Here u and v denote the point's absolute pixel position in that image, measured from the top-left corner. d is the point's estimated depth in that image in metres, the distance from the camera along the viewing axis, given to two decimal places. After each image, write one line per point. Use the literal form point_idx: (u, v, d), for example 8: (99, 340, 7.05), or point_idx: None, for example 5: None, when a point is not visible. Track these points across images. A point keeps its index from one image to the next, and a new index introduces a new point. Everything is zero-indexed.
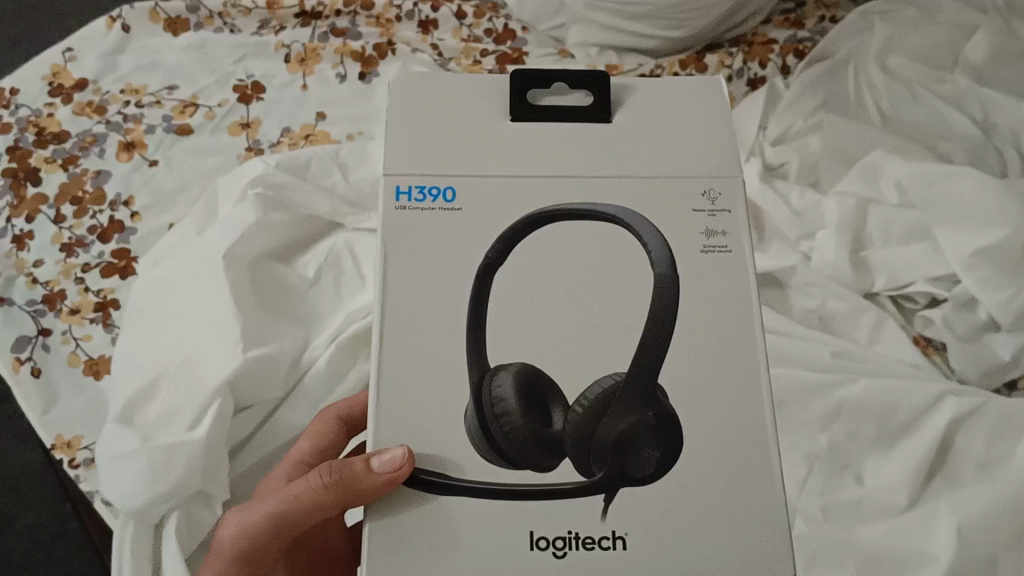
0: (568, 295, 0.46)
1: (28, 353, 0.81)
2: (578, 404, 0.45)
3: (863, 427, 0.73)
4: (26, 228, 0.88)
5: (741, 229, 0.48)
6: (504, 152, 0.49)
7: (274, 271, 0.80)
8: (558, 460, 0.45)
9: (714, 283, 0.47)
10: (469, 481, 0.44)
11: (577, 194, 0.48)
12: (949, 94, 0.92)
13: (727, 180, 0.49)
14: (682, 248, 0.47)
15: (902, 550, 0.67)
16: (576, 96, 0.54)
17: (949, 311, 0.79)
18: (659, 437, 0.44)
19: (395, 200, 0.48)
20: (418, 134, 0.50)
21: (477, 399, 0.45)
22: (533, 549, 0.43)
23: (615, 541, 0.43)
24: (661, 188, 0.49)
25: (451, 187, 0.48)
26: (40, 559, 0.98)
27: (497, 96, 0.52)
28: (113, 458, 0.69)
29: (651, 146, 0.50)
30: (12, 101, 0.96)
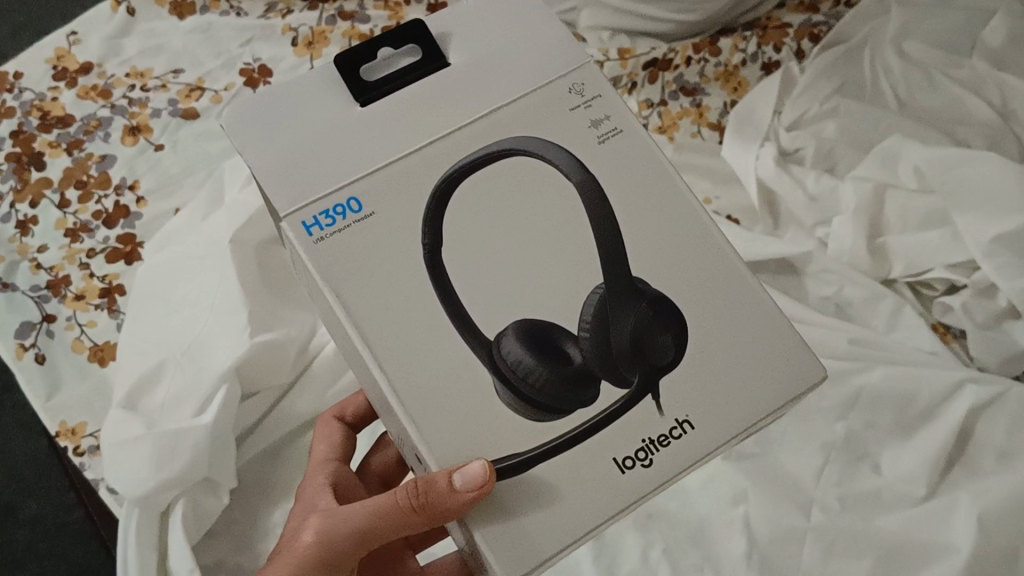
0: (535, 221, 0.45)
1: (32, 339, 0.80)
2: (582, 330, 0.44)
3: (881, 416, 0.72)
4: (30, 213, 0.87)
5: (620, 109, 0.49)
6: (430, 103, 0.47)
7: (282, 256, 0.79)
8: (596, 387, 0.44)
9: (638, 165, 0.48)
10: (527, 447, 0.43)
11: (497, 126, 0.47)
12: (968, 80, 0.90)
13: (585, 67, 0.50)
14: (585, 148, 0.48)
15: (922, 541, 0.65)
16: (406, 55, 0.52)
17: (969, 298, 0.77)
18: (662, 322, 0.45)
19: (309, 236, 0.44)
20: (295, 157, 0.45)
21: (496, 374, 0.43)
22: (624, 471, 0.43)
23: (683, 426, 0.44)
24: (545, 100, 0.48)
25: (354, 196, 0.45)
26: (44, 550, 0.97)
27: (332, 86, 0.48)
28: (116, 446, 0.68)
29: (503, 69, 0.49)
30: (15, 85, 0.95)
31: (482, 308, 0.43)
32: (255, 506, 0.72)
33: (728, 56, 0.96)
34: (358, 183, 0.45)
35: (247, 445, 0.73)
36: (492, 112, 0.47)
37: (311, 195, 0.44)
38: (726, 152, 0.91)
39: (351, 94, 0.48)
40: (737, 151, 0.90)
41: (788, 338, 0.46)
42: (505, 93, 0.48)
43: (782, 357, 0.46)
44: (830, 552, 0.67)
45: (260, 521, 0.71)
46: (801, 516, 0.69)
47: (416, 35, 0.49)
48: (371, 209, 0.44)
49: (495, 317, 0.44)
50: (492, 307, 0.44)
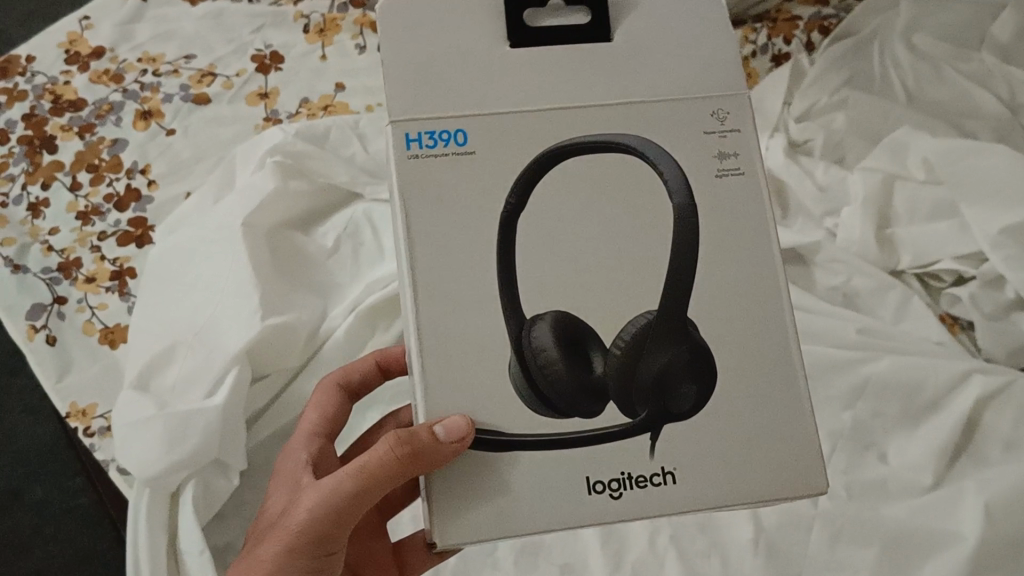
0: (596, 236, 0.45)
1: (43, 321, 0.81)
2: (616, 345, 0.44)
3: (888, 406, 0.72)
4: (41, 195, 0.87)
5: (752, 148, 0.48)
6: (558, 64, 0.47)
7: (293, 240, 0.79)
8: (601, 405, 0.44)
9: (736, 206, 0.47)
10: (517, 434, 0.43)
11: (620, 117, 0.47)
12: (976, 73, 0.90)
13: (737, 97, 0.48)
14: (698, 175, 0.47)
15: (929, 529, 0.66)
16: (574, 14, 0.49)
17: (976, 289, 0.77)
18: (694, 373, 0.44)
19: (406, 149, 0.45)
20: (427, 77, 0.46)
21: (518, 353, 0.44)
22: (590, 493, 0.43)
23: (666, 476, 0.44)
24: (680, 109, 0.47)
25: (462, 129, 0.46)
26: (50, 534, 0.97)
27: (491, 18, 0.47)
28: (127, 425, 0.68)
29: (656, 61, 0.48)
30: (27, 68, 0.95)
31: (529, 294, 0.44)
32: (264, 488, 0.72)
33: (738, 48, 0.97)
34: (468, 118, 0.46)
35: (257, 428, 0.73)
36: (621, 102, 0.47)
37: (422, 113, 0.46)
38: None
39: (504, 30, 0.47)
40: None
41: (808, 453, 0.45)
42: (643, 87, 0.47)
43: (792, 465, 0.45)
44: (837, 540, 0.67)
45: None
46: (809, 503, 0.69)
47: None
48: (474, 147, 0.45)
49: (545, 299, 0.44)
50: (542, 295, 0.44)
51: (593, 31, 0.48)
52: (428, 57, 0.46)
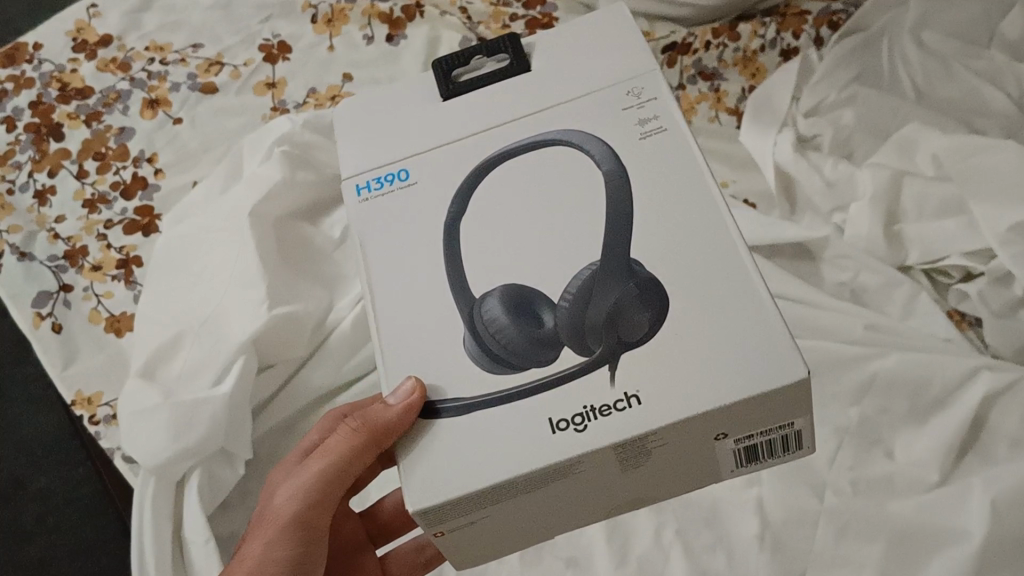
0: (540, 210, 0.53)
1: (50, 309, 0.81)
2: (561, 300, 0.50)
3: (895, 403, 0.72)
4: (48, 182, 0.88)
5: (670, 112, 0.56)
6: (494, 102, 0.59)
7: (300, 231, 0.79)
8: (557, 352, 0.49)
9: (665, 161, 0.54)
10: (480, 394, 0.49)
11: (547, 123, 0.57)
12: (986, 71, 0.89)
13: (646, 77, 0.57)
14: (627, 144, 0.55)
15: (935, 525, 0.65)
16: (494, 64, 0.63)
17: (984, 286, 0.77)
18: (644, 302, 0.49)
19: (360, 194, 0.57)
20: (376, 142, 0.59)
21: (473, 325, 0.51)
22: (556, 431, 0.47)
23: (630, 400, 0.47)
24: (602, 101, 0.57)
25: (406, 168, 0.57)
26: (53, 523, 0.97)
27: (427, 87, 0.61)
28: (134, 414, 0.68)
29: (575, 73, 0.59)
30: (35, 56, 0.96)
31: (484, 266, 0.52)
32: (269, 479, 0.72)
33: (748, 41, 0.96)
34: (413, 159, 0.57)
35: (263, 417, 0.73)
36: (549, 110, 0.57)
37: (376, 167, 0.58)
38: (743, 136, 0.91)
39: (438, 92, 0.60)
40: (754, 137, 0.90)
41: (774, 335, 0.47)
42: (571, 93, 0.58)
43: (760, 351, 0.46)
44: (842, 536, 0.67)
45: None
46: (814, 498, 0.69)
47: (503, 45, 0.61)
48: (417, 179, 0.56)
49: (494, 274, 0.52)
50: (492, 268, 0.52)
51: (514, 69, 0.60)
52: (377, 130, 0.60)
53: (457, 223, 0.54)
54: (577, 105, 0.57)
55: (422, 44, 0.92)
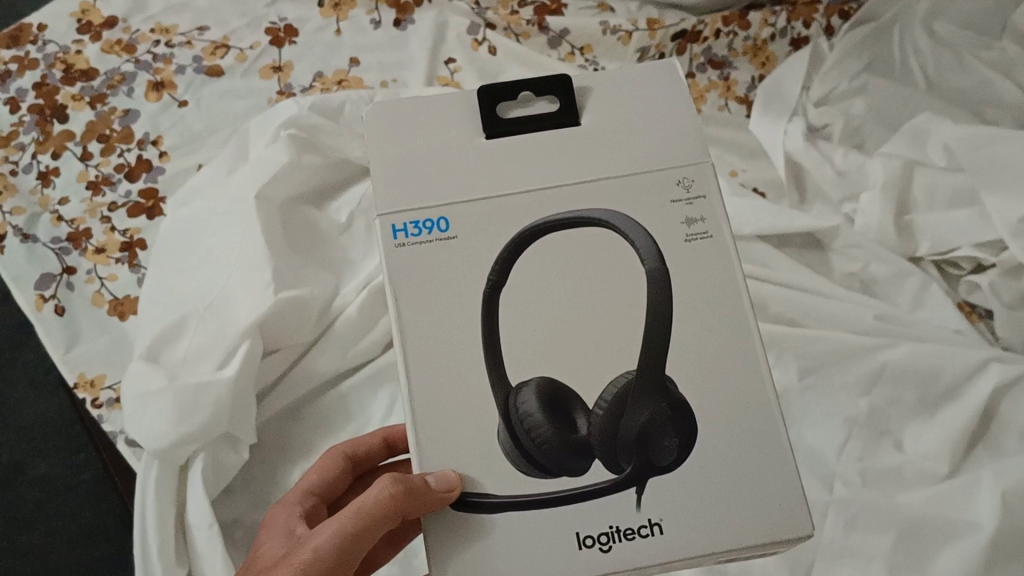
0: (571, 296, 0.45)
1: (52, 291, 0.80)
2: (599, 405, 0.43)
3: (904, 394, 0.70)
4: (52, 164, 0.87)
5: (718, 213, 0.46)
6: (532, 155, 0.47)
7: (306, 215, 0.79)
8: (590, 463, 0.43)
9: (706, 268, 0.45)
10: (497, 497, 0.42)
11: (587, 194, 0.46)
12: (997, 62, 0.89)
13: (700, 164, 0.47)
14: (663, 239, 0.46)
15: (945, 518, 0.63)
16: (542, 104, 0.50)
17: (996, 277, 0.76)
18: (677, 424, 0.43)
19: (393, 239, 0.44)
20: (406, 174, 0.46)
21: (508, 420, 0.43)
22: (581, 548, 0.42)
23: (654, 527, 0.42)
24: (647, 182, 0.47)
25: (445, 215, 0.45)
26: (52, 509, 0.96)
27: (465, 114, 0.48)
28: (136, 397, 0.67)
29: (623, 137, 0.48)
30: (39, 37, 0.95)
31: (514, 362, 0.44)
32: (273, 464, 0.71)
33: (758, 30, 0.95)
34: (452, 207, 0.45)
35: (268, 402, 0.72)
36: (587, 179, 0.46)
37: (404, 206, 0.45)
38: (755, 125, 0.90)
39: (480, 125, 0.47)
40: (766, 125, 0.89)
41: (793, 491, 0.43)
42: (618, 163, 0.47)
43: (782, 503, 0.43)
44: (851, 527, 0.65)
45: (279, 479, 0.70)
46: (823, 489, 0.67)
47: (558, 84, 0.48)
48: (455, 234, 0.45)
49: (526, 365, 0.44)
50: (522, 362, 0.44)
51: (569, 120, 0.48)
52: (407, 149, 0.46)
53: (494, 296, 0.44)
54: (614, 166, 0.47)
55: (431, 28, 0.93)
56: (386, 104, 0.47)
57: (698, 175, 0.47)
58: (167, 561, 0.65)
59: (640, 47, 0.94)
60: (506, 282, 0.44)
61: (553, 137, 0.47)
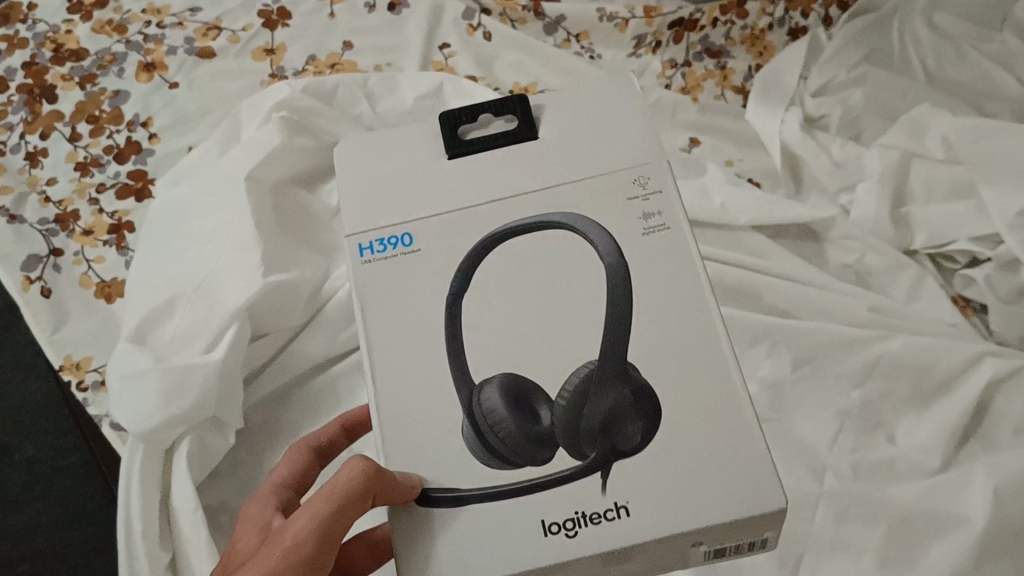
0: (541, 294, 0.48)
1: (39, 273, 0.79)
2: (560, 397, 0.46)
3: (898, 386, 0.69)
4: (40, 144, 0.87)
5: (676, 208, 0.50)
6: (493, 178, 0.52)
7: (298, 197, 0.78)
8: (553, 451, 0.45)
9: (667, 258, 0.49)
10: (466, 490, 0.44)
11: (555, 198, 0.51)
12: (997, 54, 0.88)
13: (655, 167, 0.52)
14: (625, 233, 0.49)
15: (938, 510, 0.62)
16: (500, 122, 0.58)
17: (992, 271, 0.75)
18: (638, 411, 0.45)
19: (360, 256, 0.50)
20: (380, 192, 0.53)
21: (473, 416, 0.46)
22: (547, 535, 0.43)
23: (619, 510, 0.43)
24: (604, 185, 0.51)
25: (409, 232, 0.51)
26: (40, 492, 0.95)
27: (430, 141, 0.55)
28: (123, 377, 0.67)
29: (588, 151, 0.54)
30: (29, 16, 0.94)
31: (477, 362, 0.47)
32: (260, 450, 0.70)
33: (755, 19, 0.93)
34: (417, 223, 0.51)
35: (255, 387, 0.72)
36: (557, 186, 0.52)
37: (376, 227, 0.51)
38: (750, 115, 0.89)
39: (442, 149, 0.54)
40: (761, 116, 0.88)
41: (761, 468, 0.44)
42: (580, 171, 0.52)
43: (750, 476, 0.43)
44: (842, 518, 0.63)
45: (266, 465, 0.69)
46: (814, 481, 0.66)
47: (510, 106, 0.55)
48: (418, 246, 0.50)
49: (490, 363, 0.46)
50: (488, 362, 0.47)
51: (523, 135, 0.54)
52: (381, 172, 0.54)
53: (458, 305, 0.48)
54: (575, 170, 0.52)
55: (427, 11, 0.92)
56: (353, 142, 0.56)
57: (654, 174, 0.52)
58: (151, 545, 0.64)
59: (637, 34, 0.93)
60: (471, 281, 0.49)
61: (518, 150, 0.54)
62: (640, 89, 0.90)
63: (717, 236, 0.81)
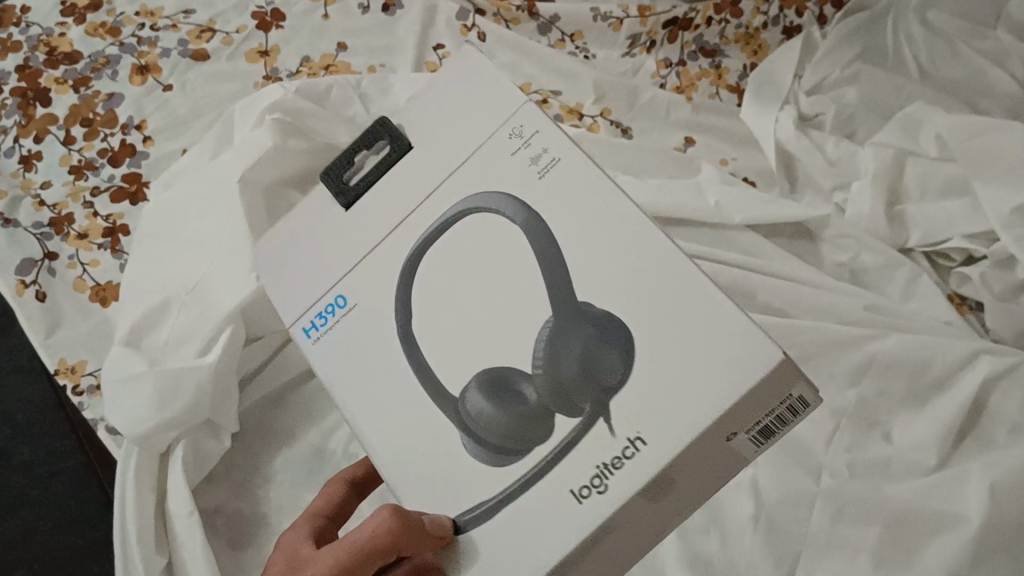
0: (475, 279, 0.46)
1: (34, 276, 0.80)
2: (535, 367, 0.43)
3: (893, 384, 0.69)
4: (34, 148, 0.87)
5: (560, 137, 0.47)
6: (395, 193, 0.50)
7: (290, 200, 0.77)
8: (552, 423, 0.43)
9: (574, 197, 0.45)
10: (488, 497, 0.43)
11: (448, 194, 0.48)
12: (991, 52, 0.88)
13: (522, 107, 0.48)
14: (527, 190, 0.46)
15: (934, 509, 0.62)
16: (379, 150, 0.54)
17: (987, 268, 0.74)
18: (608, 345, 0.42)
19: (309, 338, 0.50)
20: (303, 273, 0.51)
21: (464, 426, 0.44)
22: (581, 502, 0.41)
23: (636, 444, 0.40)
24: (488, 153, 0.48)
25: (342, 291, 0.49)
26: (36, 497, 0.95)
27: (323, 202, 0.52)
28: (116, 382, 0.67)
29: (454, 127, 0.50)
30: (23, 19, 0.94)
31: (443, 365, 0.45)
32: (256, 452, 0.71)
33: (750, 18, 0.93)
34: (345, 278, 0.49)
35: (250, 389, 0.72)
36: (452, 172, 0.48)
37: (306, 309, 0.50)
38: (745, 113, 0.89)
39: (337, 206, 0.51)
40: (757, 113, 0.88)
41: (738, 333, 0.39)
42: (464, 148, 0.49)
43: (738, 345, 0.39)
44: (838, 517, 0.63)
45: (262, 467, 0.70)
46: (811, 481, 0.66)
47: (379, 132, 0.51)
48: (354, 299, 0.49)
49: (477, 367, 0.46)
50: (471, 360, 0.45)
51: (402, 147, 0.51)
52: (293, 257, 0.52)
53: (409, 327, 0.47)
54: (461, 146, 0.49)
55: (420, 12, 0.92)
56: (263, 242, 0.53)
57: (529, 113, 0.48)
58: (146, 549, 0.64)
59: (631, 34, 0.93)
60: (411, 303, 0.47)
61: (405, 163, 0.50)
62: (634, 89, 0.89)
63: (712, 236, 0.81)
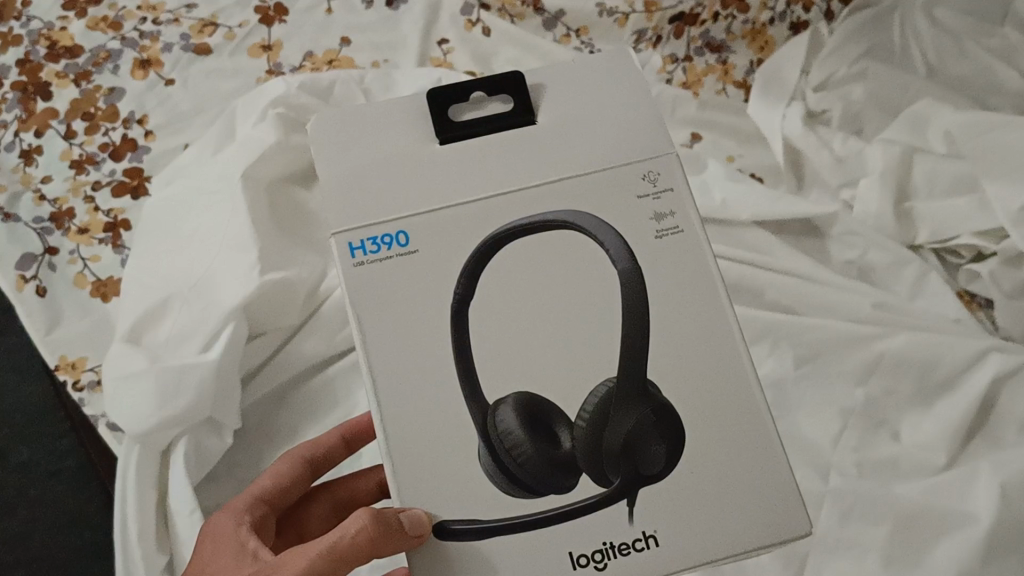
0: (546, 311, 0.45)
1: (33, 272, 0.79)
2: (581, 416, 0.44)
3: (901, 382, 0.68)
4: (35, 142, 0.86)
5: (685, 205, 0.48)
6: (491, 167, 0.48)
7: (294, 197, 0.78)
8: (576, 478, 0.44)
9: (676, 269, 0.47)
10: (485, 519, 0.43)
11: (547, 196, 0.47)
12: (999, 50, 0.88)
13: (662, 157, 0.49)
14: (635, 236, 0.47)
15: (943, 509, 0.61)
16: (494, 102, 0.51)
17: (996, 266, 0.74)
18: (662, 430, 0.44)
19: (351, 257, 0.46)
20: (366, 183, 0.47)
21: (485, 440, 0.44)
22: (574, 567, 0.43)
23: (648, 540, 0.43)
24: (613, 178, 0.48)
25: (402, 228, 0.46)
26: (35, 496, 0.94)
27: (417, 120, 0.49)
28: (119, 378, 0.66)
29: (584, 133, 0.49)
30: (23, 13, 0.93)
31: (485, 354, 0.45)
32: (257, 447, 0.70)
33: (757, 13, 0.92)
34: (410, 218, 0.46)
35: (252, 387, 0.71)
36: (565, 176, 0.48)
37: (363, 221, 0.46)
38: (751, 110, 0.89)
39: (431, 131, 0.49)
40: (764, 109, 0.88)
41: (789, 496, 0.44)
42: (589, 160, 0.49)
43: (779, 503, 0.44)
44: (847, 517, 0.62)
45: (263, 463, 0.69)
46: (818, 481, 0.65)
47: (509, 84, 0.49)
48: (417, 246, 0.46)
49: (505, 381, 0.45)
50: (495, 364, 0.45)
51: (523, 114, 0.49)
52: (359, 157, 0.48)
53: (463, 314, 0.45)
54: (588, 155, 0.49)
55: (423, 9, 0.92)
56: (327, 117, 0.49)
57: (665, 168, 0.49)
58: (147, 547, 0.63)
59: (637, 30, 0.91)
60: (476, 291, 0.46)
61: (513, 136, 0.49)
62: None
63: (719, 233, 0.80)
